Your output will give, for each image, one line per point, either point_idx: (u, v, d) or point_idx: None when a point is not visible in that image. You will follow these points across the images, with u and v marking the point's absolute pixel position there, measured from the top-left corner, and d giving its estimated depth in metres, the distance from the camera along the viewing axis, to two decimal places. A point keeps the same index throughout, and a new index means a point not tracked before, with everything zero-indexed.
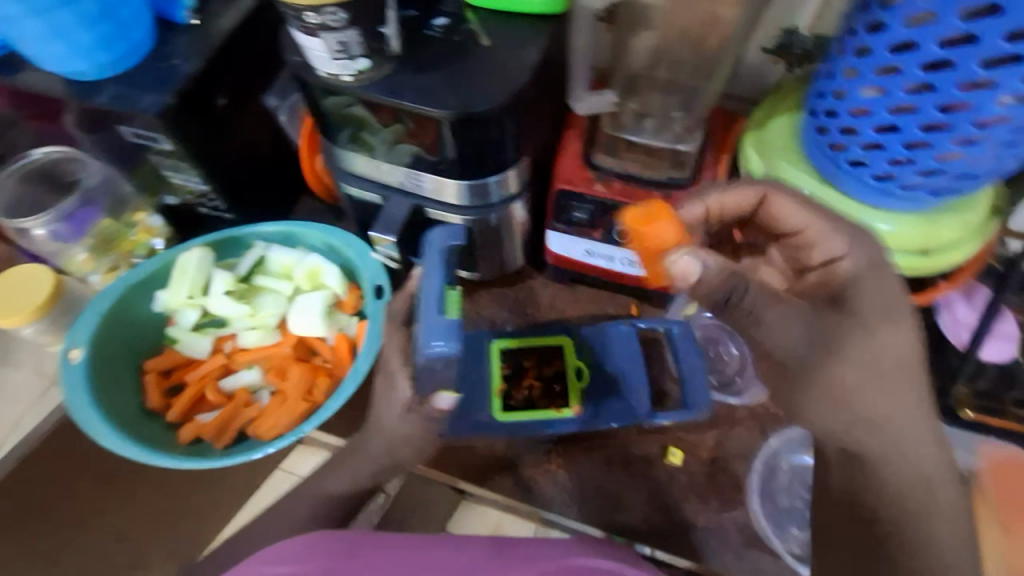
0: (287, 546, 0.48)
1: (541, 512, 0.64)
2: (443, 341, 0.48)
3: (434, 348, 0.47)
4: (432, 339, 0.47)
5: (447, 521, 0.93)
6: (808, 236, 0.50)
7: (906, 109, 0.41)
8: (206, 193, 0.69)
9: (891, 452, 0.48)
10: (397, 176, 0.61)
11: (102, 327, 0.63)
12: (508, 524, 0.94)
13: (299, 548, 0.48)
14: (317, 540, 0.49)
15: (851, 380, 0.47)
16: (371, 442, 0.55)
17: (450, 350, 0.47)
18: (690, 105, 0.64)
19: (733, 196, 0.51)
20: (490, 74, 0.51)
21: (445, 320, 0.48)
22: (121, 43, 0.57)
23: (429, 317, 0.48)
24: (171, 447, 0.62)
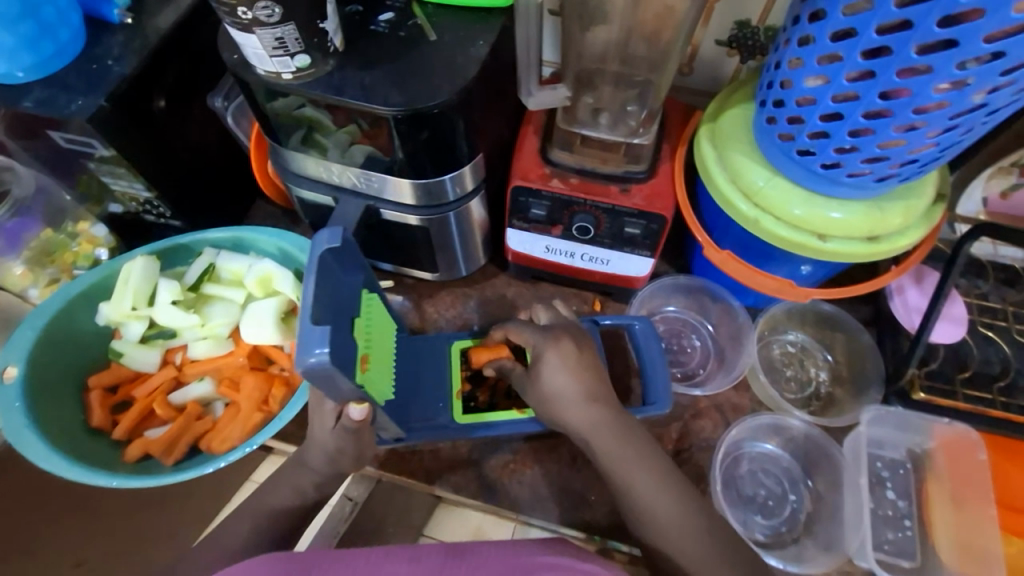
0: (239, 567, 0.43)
1: (518, 518, 0.63)
2: (322, 348, 0.40)
3: (314, 358, 0.40)
4: (313, 348, 0.40)
5: (423, 525, 0.92)
6: (538, 362, 0.55)
7: (849, 96, 0.42)
8: (150, 200, 0.67)
9: (646, 518, 0.49)
10: (349, 177, 0.59)
11: (39, 343, 0.60)
12: (488, 527, 0.93)
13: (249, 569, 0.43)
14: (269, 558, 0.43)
15: (612, 466, 0.51)
16: (317, 454, 0.53)
17: (330, 357, 0.40)
18: (645, 98, 0.64)
19: (513, 327, 0.59)
20: (436, 69, 0.50)
21: (320, 326, 0.41)
22: (46, 43, 0.54)
23: (303, 325, 0.41)
24: (117, 466, 0.60)
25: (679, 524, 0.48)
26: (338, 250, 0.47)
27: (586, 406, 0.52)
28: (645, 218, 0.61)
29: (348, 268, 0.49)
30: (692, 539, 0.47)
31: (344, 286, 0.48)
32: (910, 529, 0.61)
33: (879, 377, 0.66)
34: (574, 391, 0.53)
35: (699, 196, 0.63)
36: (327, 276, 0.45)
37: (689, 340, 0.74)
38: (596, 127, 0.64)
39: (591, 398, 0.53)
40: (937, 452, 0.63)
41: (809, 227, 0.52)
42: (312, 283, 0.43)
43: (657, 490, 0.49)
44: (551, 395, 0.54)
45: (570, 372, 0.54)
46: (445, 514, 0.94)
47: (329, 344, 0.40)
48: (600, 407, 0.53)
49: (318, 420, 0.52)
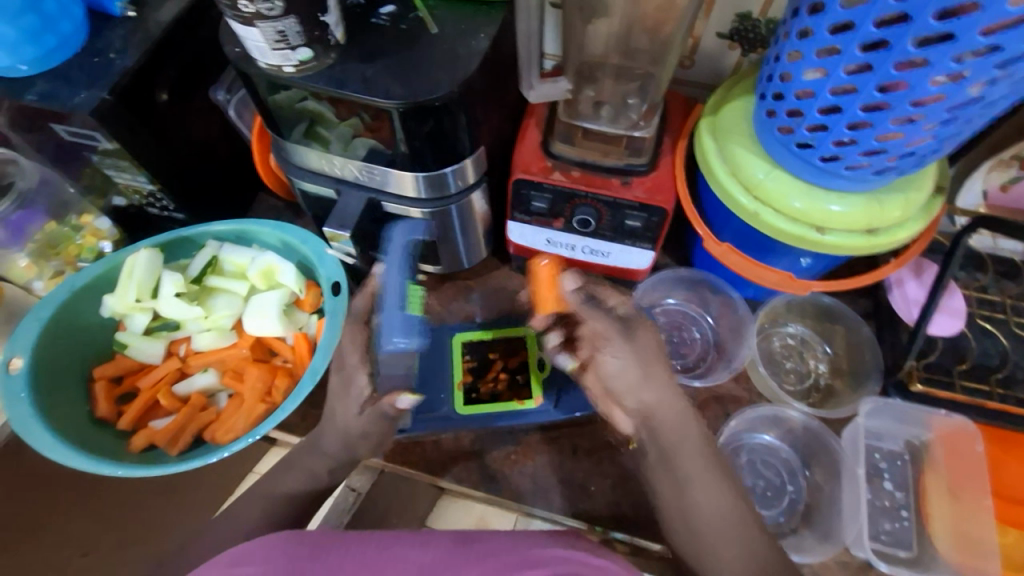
0: (255, 547, 0.45)
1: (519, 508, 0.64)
2: (402, 338, 0.54)
3: (394, 343, 0.54)
4: (392, 336, 0.54)
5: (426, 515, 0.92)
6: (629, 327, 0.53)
7: (847, 90, 0.42)
8: (153, 193, 0.67)
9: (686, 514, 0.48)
10: (352, 170, 0.60)
11: (45, 335, 0.60)
12: (490, 517, 0.94)
13: (263, 553, 0.44)
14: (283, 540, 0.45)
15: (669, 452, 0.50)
16: (333, 438, 0.55)
17: (407, 345, 0.54)
18: (647, 91, 0.64)
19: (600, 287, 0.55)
20: (438, 62, 0.50)
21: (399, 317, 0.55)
22: (49, 36, 0.55)
23: (390, 313, 0.54)
24: (124, 456, 0.60)
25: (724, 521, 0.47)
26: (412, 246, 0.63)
27: (664, 381, 0.51)
28: (647, 211, 0.61)
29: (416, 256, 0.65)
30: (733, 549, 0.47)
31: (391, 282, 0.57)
32: (907, 520, 0.62)
33: (878, 369, 0.67)
34: (653, 376, 0.51)
35: (699, 188, 0.63)
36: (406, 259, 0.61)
37: (690, 332, 0.74)
38: (598, 120, 0.64)
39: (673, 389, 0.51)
40: (935, 444, 0.63)
41: (808, 220, 0.52)
42: (392, 274, 0.57)
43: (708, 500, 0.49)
44: (632, 366, 0.51)
45: (651, 356, 0.52)
46: (446, 504, 0.94)
47: (408, 334, 0.54)
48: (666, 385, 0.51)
49: (342, 404, 0.55)
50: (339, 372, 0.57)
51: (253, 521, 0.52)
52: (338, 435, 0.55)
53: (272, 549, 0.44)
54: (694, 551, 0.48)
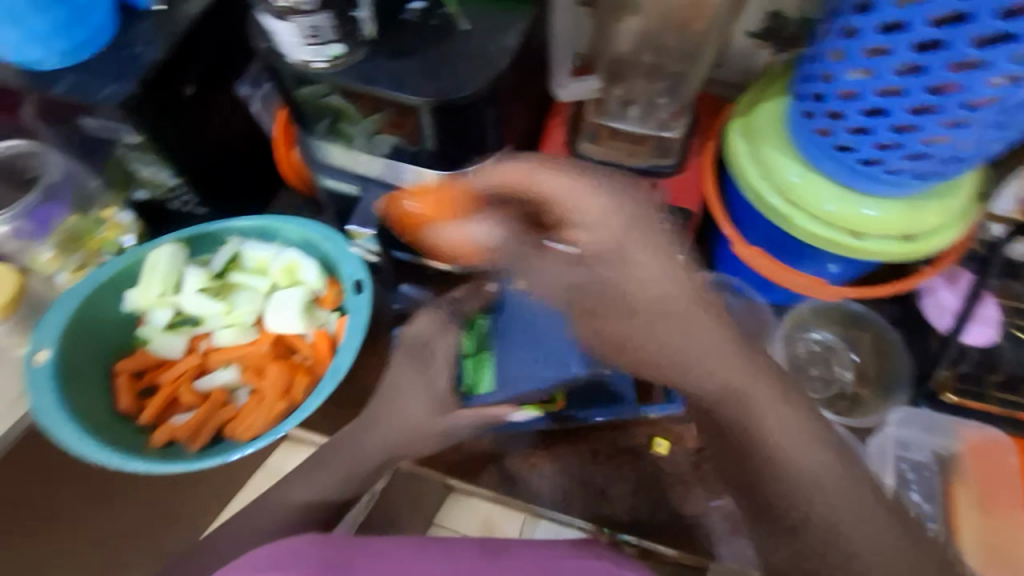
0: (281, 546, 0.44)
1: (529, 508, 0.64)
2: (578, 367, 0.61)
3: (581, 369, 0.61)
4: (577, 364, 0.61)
5: (433, 513, 0.92)
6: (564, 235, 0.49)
7: (894, 91, 0.41)
8: (177, 187, 0.67)
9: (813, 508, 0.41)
10: (377, 166, 0.60)
11: (69, 328, 0.60)
12: (496, 518, 0.92)
13: (290, 552, 0.43)
14: (308, 541, 0.45)
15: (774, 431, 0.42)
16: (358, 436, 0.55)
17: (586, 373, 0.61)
18: (677, 90, 0.63)
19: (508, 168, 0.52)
20: (468, 59, 0.49)
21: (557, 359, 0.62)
22: (80, 29, 0.55)
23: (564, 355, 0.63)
24: (144, 450, 0.60)
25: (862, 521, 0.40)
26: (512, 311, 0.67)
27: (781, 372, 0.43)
28: (674, 213, 0.60)
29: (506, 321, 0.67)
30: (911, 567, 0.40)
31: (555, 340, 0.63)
32: (936, 531, 0.60)
33: (906, 377, 0.66)
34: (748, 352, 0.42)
35: (726, 191, 0.62)
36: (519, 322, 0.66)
37: None
38: (624, 119, 0.63)
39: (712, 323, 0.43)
40: (965, 455, 0.62)
41: (842, 224, 0.51)
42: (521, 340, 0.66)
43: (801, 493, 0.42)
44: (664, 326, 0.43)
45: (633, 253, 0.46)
46: (454, 504, 0.93)
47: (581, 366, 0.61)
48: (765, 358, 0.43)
49: (417, 403, 0.54)
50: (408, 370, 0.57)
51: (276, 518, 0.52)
52: (371, 441, 0.53)
53: (300, 548, 0.44)
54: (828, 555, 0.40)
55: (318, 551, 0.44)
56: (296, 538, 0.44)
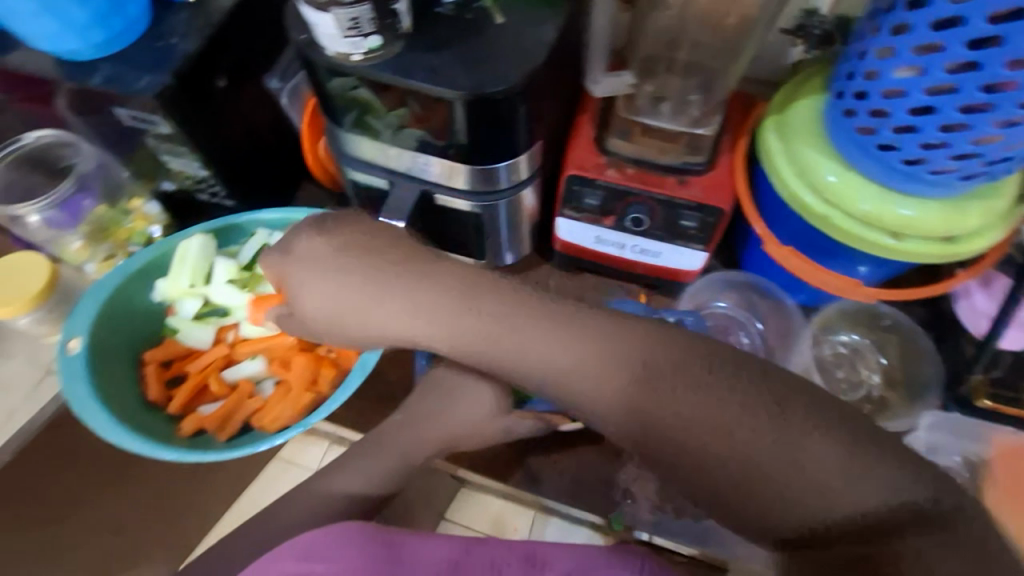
0: (330, 537, 0.47)
1: (543, 501, 0.65)
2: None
3: None
4: None
5: (445, 509, 0.92)
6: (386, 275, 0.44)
7: (945, 89, 0.40)
8: (206, 179, 0.67)
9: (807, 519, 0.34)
10: (405, 161, 0.59)
11: (100, 317, 0.61)
12: (507, 514, 0.93)
13: (335, 547, 0.46)
14: (355, 535, 0.47)
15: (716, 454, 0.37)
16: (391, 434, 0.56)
17: None
18: (710, 87, 0.62)
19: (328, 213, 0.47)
20: (505, 54, 0.49)
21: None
22: (117, 20, 0.55)
23: None
24: (174, 439, 0.61)
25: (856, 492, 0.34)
26: None
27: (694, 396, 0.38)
28: (703, 211, 0.60)
29: None
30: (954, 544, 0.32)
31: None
32: None
33: (938, 382, 0.65)
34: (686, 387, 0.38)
35: (757, 189, 0.61)
36: None
37: (737, 337, 0.70)
38: (657, 117, 0.62)
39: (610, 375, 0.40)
40: (995, 461, 0.61)
41: (880, 225, 0.51)
42: None
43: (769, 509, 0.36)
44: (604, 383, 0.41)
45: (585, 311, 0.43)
46: (465, 497, 0.94)
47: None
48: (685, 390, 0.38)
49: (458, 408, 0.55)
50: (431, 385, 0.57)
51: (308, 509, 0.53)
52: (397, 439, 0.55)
53: (345, 541, 0.47)
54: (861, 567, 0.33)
55: (362, 547, 0.46)
56: (344, 530, 0.48)
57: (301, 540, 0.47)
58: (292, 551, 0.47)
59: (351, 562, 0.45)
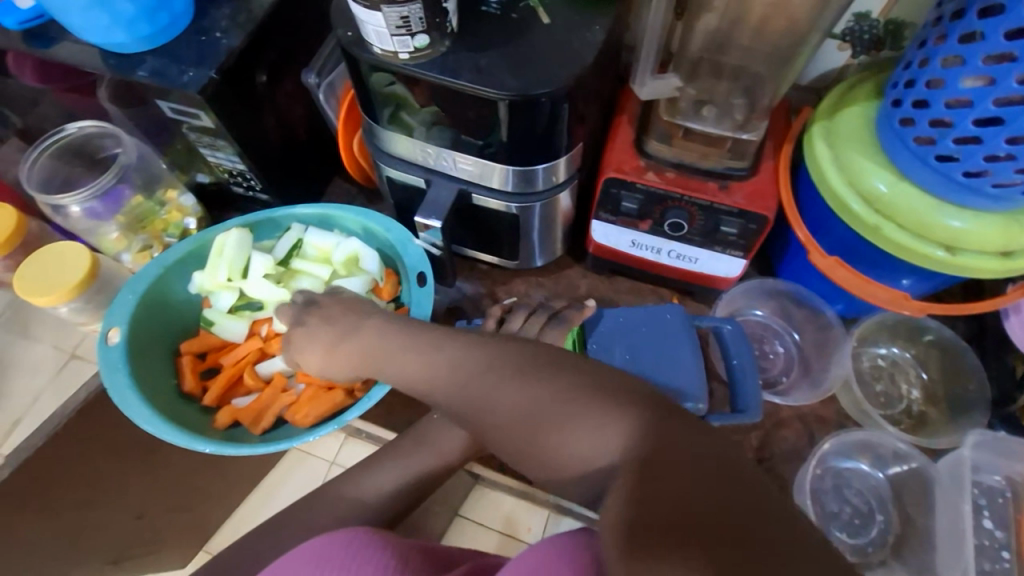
0: (338, 541, 0.43)
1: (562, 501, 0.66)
2: (697, 403, 0.57)
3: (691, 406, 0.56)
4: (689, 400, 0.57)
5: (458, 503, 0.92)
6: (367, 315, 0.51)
7: (1015, 100, 0.38)
8: (243, 172, 0.68)
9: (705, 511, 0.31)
10: (441, 159, 0.59)
11: (138, 308, 0.62)
12: (517, 512, 0.92)
13: (346, 550, 0.42)
14: (364, 543, 0.43)
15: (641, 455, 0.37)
16: None
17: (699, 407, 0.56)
18: (754, 92, 0.61)
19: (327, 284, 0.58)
20: (552, 55, 0.48)
21: (692, 383, 0.58)
22: (162, 14, 0.55)
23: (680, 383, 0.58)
24: (209, 431, 0.61)
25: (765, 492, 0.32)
26: (607, 337, 0.61)
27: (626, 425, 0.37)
28: (744, 217, 0.59)
29: (607, 343, 0.61)
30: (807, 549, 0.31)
31: (680, 356, 0.59)
32: (1009, 562, 0.56)
33: (983, 401, 0.63)
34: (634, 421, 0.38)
35: (801, 195, 0.60)
36: (615, 340, 0.61)
37: (772, 345, 0.70)
38: (700, 120, 0.61)
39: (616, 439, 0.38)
40: None
41: (932, 238, 0.49)
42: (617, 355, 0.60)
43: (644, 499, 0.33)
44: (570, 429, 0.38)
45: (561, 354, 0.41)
46: (477, 496, 0.93)
47: (699, 401, 0.57)
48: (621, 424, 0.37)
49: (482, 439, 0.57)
50: None
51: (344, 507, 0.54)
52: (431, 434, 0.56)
53: (353, 546, 0.43)
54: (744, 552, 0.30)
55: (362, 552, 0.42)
56: (352, 535, 0.44)
57: (310, 547, 0.44)
58: (304, 554, 0.44)
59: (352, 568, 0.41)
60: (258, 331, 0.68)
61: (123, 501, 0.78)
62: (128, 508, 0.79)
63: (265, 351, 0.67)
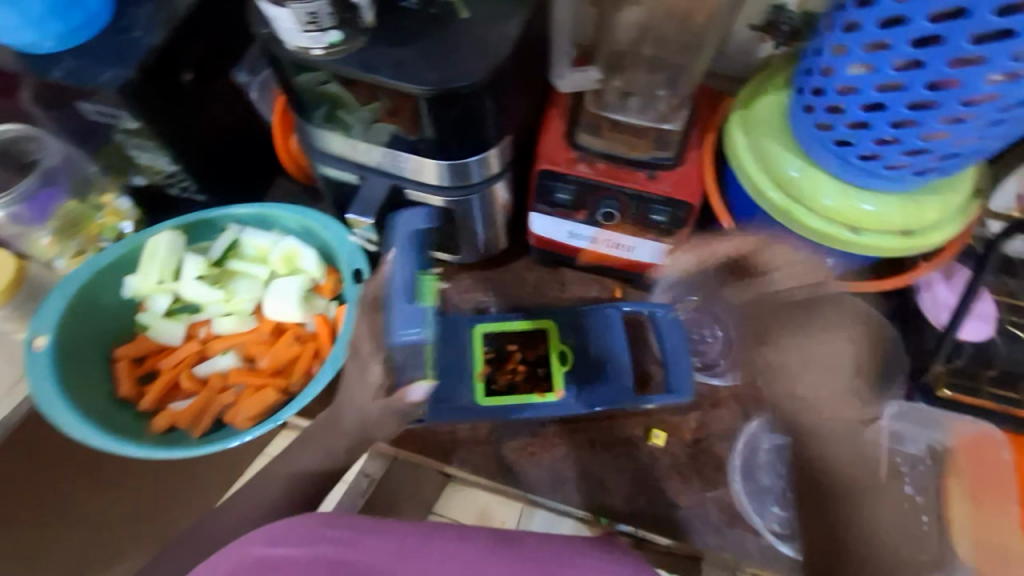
0: (284, 528, 0.46)
1: (529, 497, 0.64)
2: (415, 331, 0.53)
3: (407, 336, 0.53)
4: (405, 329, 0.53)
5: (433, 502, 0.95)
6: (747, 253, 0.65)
7: (893, 87, 0.41)
8: (176, 174, 0.67)
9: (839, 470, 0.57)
10: (375, 156, 0.59)
11: (68, 313, 0.61)
12: (494, 507, 0.98)
13: (296, 529, 0.46)
14: (310, 525, 0.46)
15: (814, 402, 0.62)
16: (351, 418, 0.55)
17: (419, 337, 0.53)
18: (676, 83, 0.62)
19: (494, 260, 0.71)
20: (469, 49, 0.49)
21: (408, 314, 0.54)
22: (76, 13, 0.55)
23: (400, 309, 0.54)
24: (146, 436, 0.61)
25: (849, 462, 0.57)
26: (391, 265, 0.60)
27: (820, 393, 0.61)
28: (672, 205, 0.60)
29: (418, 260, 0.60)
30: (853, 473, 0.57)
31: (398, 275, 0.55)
32: (928, 525, 0.60)
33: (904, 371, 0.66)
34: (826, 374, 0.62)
35: (727, 183, 0.62)
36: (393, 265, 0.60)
37: (710, 330, 0.72)
38: (625, 111, 0.63)
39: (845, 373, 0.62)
40: (957, 449, 0.63)
41: (841, 219, 0.51)
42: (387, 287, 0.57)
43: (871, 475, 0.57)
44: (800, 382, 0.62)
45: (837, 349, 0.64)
46: (453, 493, 0.99)
47: (420, 327, 0.54)
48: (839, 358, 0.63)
49: (359, 389, 0.56)
50: (355, 357, 0.57)
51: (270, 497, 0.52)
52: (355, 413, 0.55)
53: (308, 526, 0.46)
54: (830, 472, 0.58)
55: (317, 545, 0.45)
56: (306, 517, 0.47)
57: (269, 530, 0.46)
58: (258, 537, 0.46)
59: (305, 547, 0.45)
60: (201, 330, 0.67)
61: (73, 515, 0.77)
62: (89, 521, 0.79)
63: (207, 348, 0.66)
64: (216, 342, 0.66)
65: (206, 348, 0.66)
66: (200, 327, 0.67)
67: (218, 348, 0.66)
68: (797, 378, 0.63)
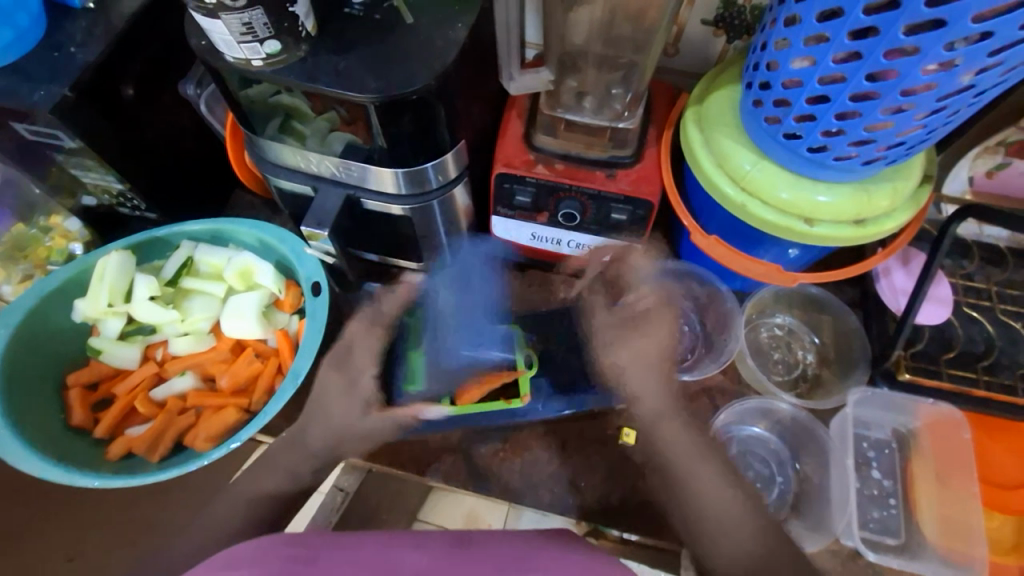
0: (238, 553, 0.42)
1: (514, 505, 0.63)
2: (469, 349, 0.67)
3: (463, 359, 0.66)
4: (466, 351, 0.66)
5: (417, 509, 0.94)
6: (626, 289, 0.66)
7: (835, 79, 0.41)
8: (123, 192, 0.65)
9: (714, 515, 0.50)
10: (329, 166, 0.57)
11: (14, 342, 0.59)
12: (480, 510, 0.95)
13: (252, 553, 0.42)
14: (270, 545, 0.43)
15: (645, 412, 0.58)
16: None
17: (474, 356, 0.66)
18: (630, 81, 0.63)
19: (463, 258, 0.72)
20: (414, 54, 0.48)
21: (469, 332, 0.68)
22: (4, 30, 0.52)
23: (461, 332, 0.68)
24: (102, 464, 0.59)
25: (736, 520, 0.49)
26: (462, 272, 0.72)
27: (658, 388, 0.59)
28: (632, 203, 0.60)
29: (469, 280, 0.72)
30: (752, 532, 0.49)
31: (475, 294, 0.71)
32: (894, 507, 0.61)
33: (866, 358, 0.66)
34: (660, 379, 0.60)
35: (686, 180, 0.62)
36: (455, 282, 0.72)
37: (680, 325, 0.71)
38: (581, 111, 0.63)
39: (669, 390, 0.59)
40: (923, 432, 0.64)
41: (797, 212, 0.52)
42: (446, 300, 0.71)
43: (750, 510, 0.50)
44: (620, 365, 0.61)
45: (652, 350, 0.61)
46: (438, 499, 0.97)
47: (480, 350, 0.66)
48: (655, 353, 0.60)
49: None
50: None
51: (231, 517, 0.51)
52: None
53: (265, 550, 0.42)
54: (701, 526, 0.50)
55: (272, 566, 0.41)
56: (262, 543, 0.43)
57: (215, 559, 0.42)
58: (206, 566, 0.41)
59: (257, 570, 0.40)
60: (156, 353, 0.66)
61: None
62: None
63: (163, 370, 0.65)
64: (172, 363, 0.65)
65: (162, 370, 0.65)
66: (155, 349, 0.66)
67: (174, 369, 0.65)
68: (637, 380, 0.59)
